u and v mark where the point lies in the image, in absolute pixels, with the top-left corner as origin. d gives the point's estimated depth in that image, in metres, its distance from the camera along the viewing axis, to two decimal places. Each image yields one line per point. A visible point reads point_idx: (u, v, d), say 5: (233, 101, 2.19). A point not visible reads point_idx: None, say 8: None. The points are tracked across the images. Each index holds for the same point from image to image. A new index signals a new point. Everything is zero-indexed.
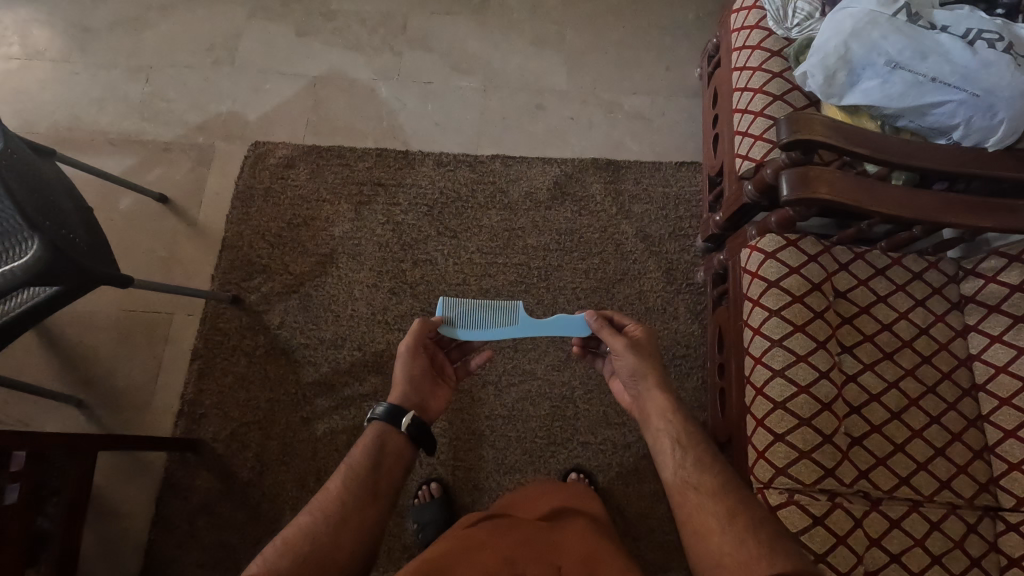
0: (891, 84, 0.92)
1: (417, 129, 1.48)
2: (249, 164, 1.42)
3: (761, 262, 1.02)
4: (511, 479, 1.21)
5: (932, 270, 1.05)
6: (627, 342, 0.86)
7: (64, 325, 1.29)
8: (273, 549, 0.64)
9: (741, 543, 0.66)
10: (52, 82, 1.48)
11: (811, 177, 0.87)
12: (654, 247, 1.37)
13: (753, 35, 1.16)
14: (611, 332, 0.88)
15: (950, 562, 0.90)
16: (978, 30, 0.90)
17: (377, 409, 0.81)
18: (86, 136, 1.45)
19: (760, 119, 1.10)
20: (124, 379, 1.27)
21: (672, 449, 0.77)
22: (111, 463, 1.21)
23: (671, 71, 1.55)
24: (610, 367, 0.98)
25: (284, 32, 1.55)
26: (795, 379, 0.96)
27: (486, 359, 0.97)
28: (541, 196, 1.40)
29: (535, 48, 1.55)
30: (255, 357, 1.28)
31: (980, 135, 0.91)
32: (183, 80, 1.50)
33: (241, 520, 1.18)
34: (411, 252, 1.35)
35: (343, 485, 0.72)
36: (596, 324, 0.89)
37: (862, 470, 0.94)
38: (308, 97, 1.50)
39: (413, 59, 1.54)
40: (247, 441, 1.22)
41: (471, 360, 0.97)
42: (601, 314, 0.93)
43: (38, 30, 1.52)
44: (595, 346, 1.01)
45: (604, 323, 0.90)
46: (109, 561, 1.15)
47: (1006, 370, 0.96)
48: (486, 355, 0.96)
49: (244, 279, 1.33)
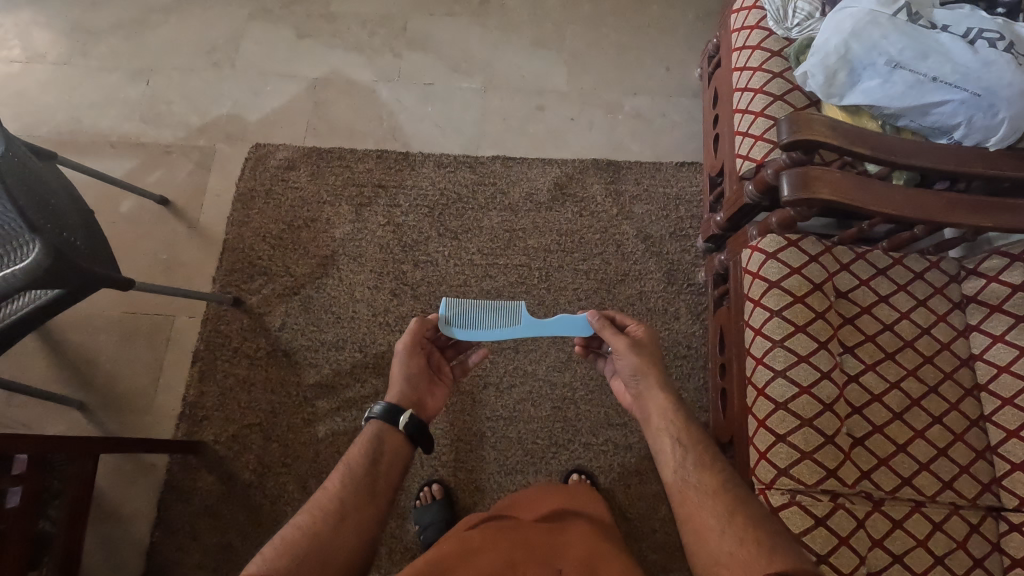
0: (892, 84, 0.91)
1: (418, 130, 1.48)
2: (250, 166, 1.42)
3: (762, 262, 1.02)
4: (513, 480, 1.21)
5: (934, 270, 1.05)
6: (628, 342, 0.86)
7: (65, 328, 1.29)
8: (272, 548, 0.64)
9: (740, 542, 0.66)
10: (54, 85, 1.48)
11: (812, 177, 0.87)
12: (654, 248, 1.36)
13: (753, 35, 1.16)
14: (612, 331, 0.88)
15: (953, 562, 0.90)
16: (979, 29, 0.90)
17: (374, 407, 0.81)
18: (87, 139, 1.45)
19: (760, 119, 1.10)
20: (125, 381, 1.27)
21: (672, 448, 0.77)
22: (112, 465, 1.21)
23: (671, 71, 1.55)
24: (611, 366, 0.97)
25: (284, 34, 1.55)
26: (796, 380, 0.96)
27: (483, 355, 0.98)
28: (541, 197, 1.40)
29: (535, 48, 1.56)
30: (256, 359, 1.28)
31: (981, 135, 0.91)
32: (184, 82, 1.51)
33: (242, 522, 1.18)
34: (412, 253, 1.35)
35: (342, 484, 0.72)
36: (598, 323, 0.89)
37: (864, 471, 0.94)
38: (309, 99, 1.50)
39: (413, 60, 1.54)
40: (249, 442, 1.23)
41: (468, 357, 0.97)
42: (603, 313, 0.93)
43: (39, 33, 1.53)
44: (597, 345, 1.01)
45: (606, 322, 0.90)
46: (110, 563, 1.15)
47: (1008, 369, 0.96)
48: (483, 350, 0.97)
49: (245, 281, 1.33)
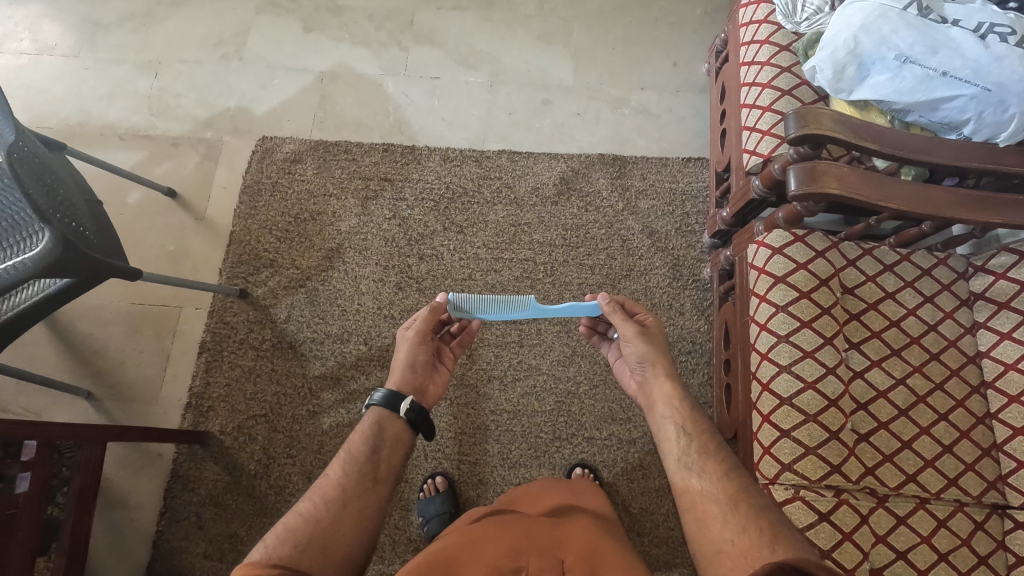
0: (901, 79, 0.91)
1: (424, 123, 1.48)
2: (257, 158, 1.43)
3: (768, 257, 1.02)
4: (516, 474, 1.22)
5: (942, 267, 1.04)
6: (634, 329, 0.87)
7: (74, 318, 1.30)
8: (275, 536, 0.64)
9: (742, 530, 0.66)
10: (63, 77, 1.49)
11: (819, 172, 0.86)
12: (660, 243, 1.36)
13: (761, 30, 1.16)
14: (622, 317, 0.88)
15: (958, 560, 0.90)
16: (990, 24, 0.88)
17: (375, 394, 0.81)
18: (96, 131, 1.46)
19: (767, 114, 1.10)
20: (133, 371, 1.28)
21: (676, 436, 0.77)
22: (120, 454, 1.22)
23: (678, 66, 1.54)
24: (616, 351, 0.98)
25: (291, 28, 1.56)
26: (801, 375, 0.96)
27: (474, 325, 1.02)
28: (547, 191, 1.40)
29: (542, 43, 1.55)
30: (262, 350, 1.29)
31: (991, 131, 0.90)
32: (191, 75, 1.51)
33: (247, 512, 1.18)
34: (417, 247, 1.36)
35: (343, 471, 0.73)
36: (607, 307, 0.89)
37: (868, 467, 0.94)
38: (316, 92, 1.50)
39: (420, 54, 1.54)
40: (255, 433, 1.23)
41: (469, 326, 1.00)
42: (613, 297, 0.93)
43: (48, 25, 1.53)
44: (603, 328, 1.02)
45: (616, 307, 0.89)
46: (115, 552, 1.16)
47: (1015, 367, 0.95)
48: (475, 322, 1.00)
49: (251, 273, 1.34)
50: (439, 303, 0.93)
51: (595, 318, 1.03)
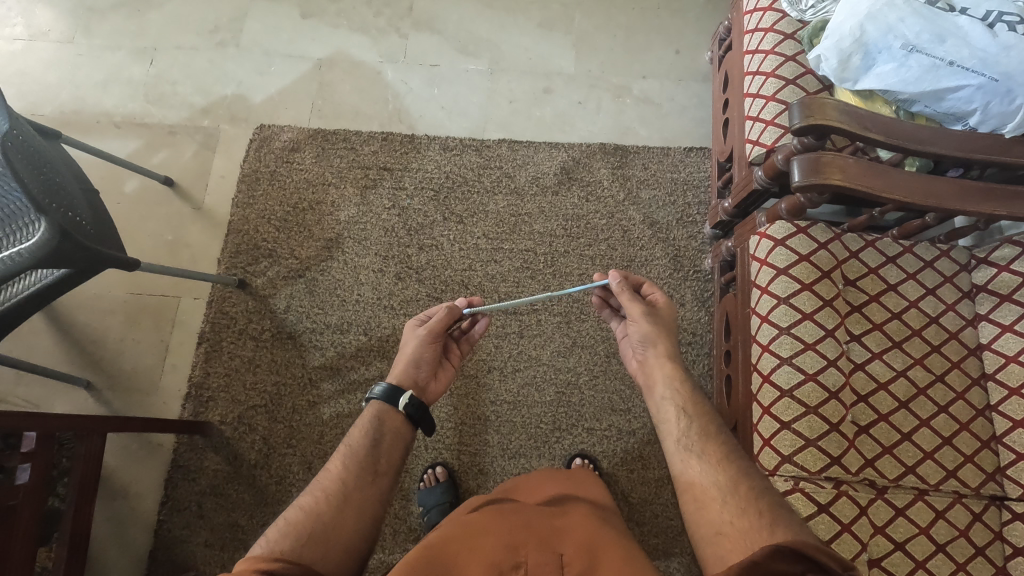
0: (907, 68, 0.89)
1: (423, 112, 1.46)
2: (255, 147, 1.41)
3: (771, 248, 1.02)
4: (516, 464, 1.22)
5: (944, 259, 1.04)
6: (643, 307, 0.87)
7: (73, 309, 1.30)
8: (277, 530, 0.64)
9: (741, 512, 0.66)
10: (57, 64, 1.47)
11: (824, 162, 0.85)
12: (661, 233, 1.35)
13: (765, 17, 1.14)
14: (630, 297, 0.89)
15: (955, 550, 0.90)
16: (998, 12, 0.86)
17: (375, 389, 0.82)
18: (92, 118, 1.44)
19: (771, 104, 1.09)
20: (132, 360, 1.28)
21: (676, 417, 0.77)
22: (120, 444, 1.22)
23: (681, 54, 1.52)
24: (621, 329, 0.97)
25: (288, 14, 1.54)
26: (802, 367, 0.96)
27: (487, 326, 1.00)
28: (548, 181, 1.39)
29: (542, 30, 1.53)
30: (261, 340, 1.28)
31: (997, 122, 0.89)
32: (187, 62, 1.49)
33: (247, 501, 1.19)
34: (418, 237, 1.35)
35: (344, 464, 0.73)
36: (617, 286, 0.90)
37: (867, 458, 0.94)
38: (314, 80, 1.48)
39: (419, 42, 1.52)
40: (254, 422, 1.23)
41: (474, 327, 0.98)
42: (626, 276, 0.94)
43: (42, 10, 1.51)
44: (615, 305, 1.02)
45: (626, 287, 0.91)
46: (117, 541, 1.17)
47: (1016, 359, 0.95)
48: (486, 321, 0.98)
49: (250, 264, 1.33)
50: (457, 306, 0.94)
51: (608, 292, 1.03)
